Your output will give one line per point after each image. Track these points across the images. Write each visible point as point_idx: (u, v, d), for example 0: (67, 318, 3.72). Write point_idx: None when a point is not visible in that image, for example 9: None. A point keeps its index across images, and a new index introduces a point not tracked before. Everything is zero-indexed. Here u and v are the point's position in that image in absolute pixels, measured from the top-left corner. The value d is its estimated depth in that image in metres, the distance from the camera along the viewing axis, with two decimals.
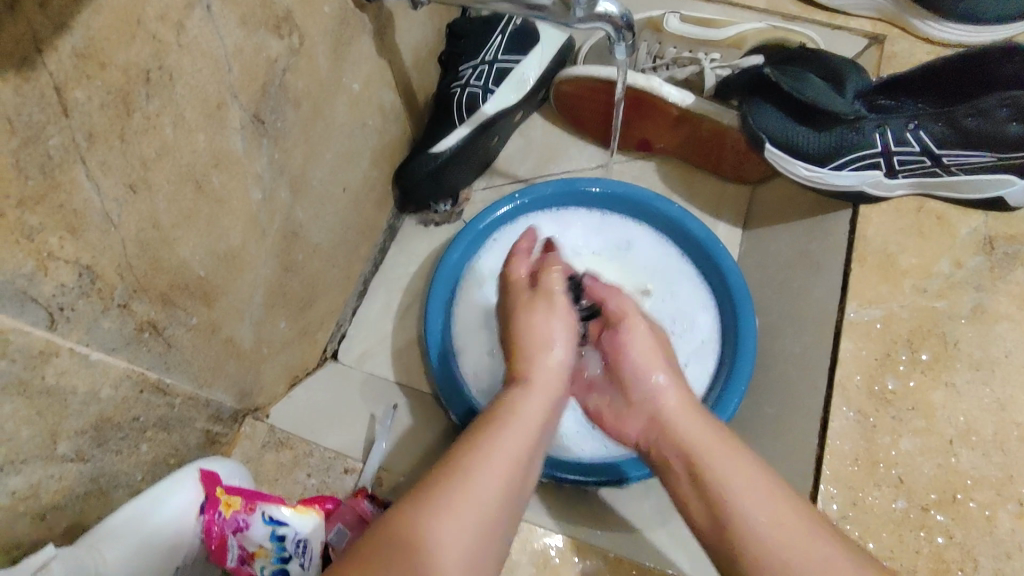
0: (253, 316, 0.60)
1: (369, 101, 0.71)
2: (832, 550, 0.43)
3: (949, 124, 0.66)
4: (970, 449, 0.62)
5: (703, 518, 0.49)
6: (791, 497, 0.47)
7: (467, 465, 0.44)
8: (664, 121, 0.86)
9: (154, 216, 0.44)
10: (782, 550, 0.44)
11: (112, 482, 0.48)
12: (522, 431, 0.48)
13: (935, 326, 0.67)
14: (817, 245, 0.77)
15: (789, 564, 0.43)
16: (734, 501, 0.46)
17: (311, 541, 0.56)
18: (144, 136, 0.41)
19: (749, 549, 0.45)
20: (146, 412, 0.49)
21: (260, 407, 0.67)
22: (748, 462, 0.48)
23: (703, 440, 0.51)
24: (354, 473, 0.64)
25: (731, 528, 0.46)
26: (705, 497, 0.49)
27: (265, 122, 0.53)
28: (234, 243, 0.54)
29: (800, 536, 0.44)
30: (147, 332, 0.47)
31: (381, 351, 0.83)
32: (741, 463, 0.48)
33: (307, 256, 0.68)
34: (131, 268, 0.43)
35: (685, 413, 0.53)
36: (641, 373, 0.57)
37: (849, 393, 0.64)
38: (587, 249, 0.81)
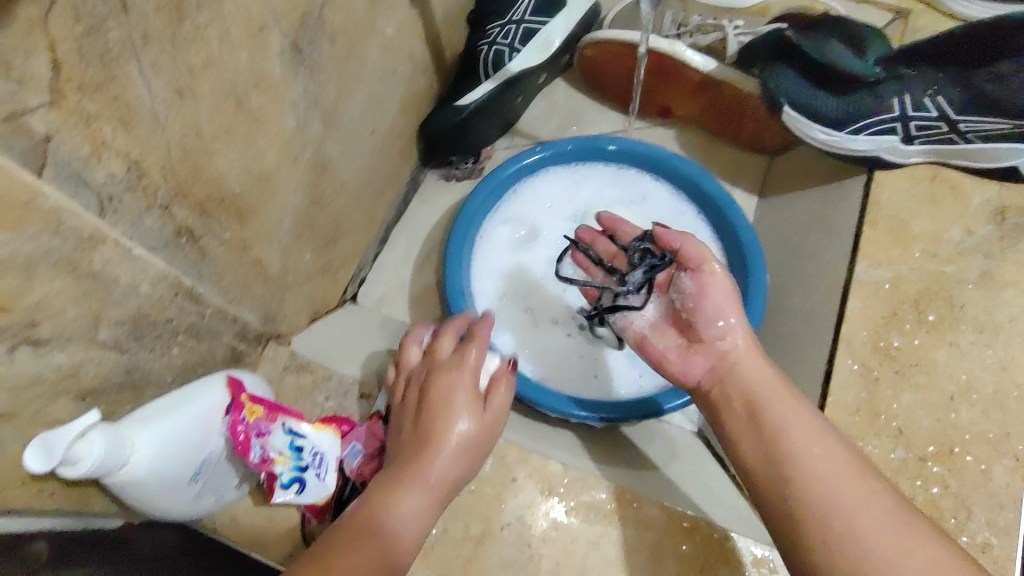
0: (281, 243, 0.63)
1: (401, 48, 0.73)
2: (880, 496, 0.45)
3: (967, 89, 0.69)
4: (970, 406, 0.63)
5: (758, 457, 0.50)
6: (839, 440, 0.49)
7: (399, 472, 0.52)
8: (685, 87, 0.88)
9: (197, 125, 0.47)
10: (839, 493, 0.45)
11: (145, 379, 0.51)
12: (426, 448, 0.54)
13: (942, 288, 0.68)
14: (830, 209, 0.78)
15: (844, 505, 0.45)
16: (793, 442, 0.49)
17: (326, 454, 0.60)
18: (192, 44, 0.43)
19: (801, 491, 0.47)
20: (179, 316, 0.52)
21: (283, 334, 0.70)
22: (806, 412, 0.51)
23: (770, 386, 0.53)
24: (369, 399, 0.67)
25: (790, 465, 0.48)
26: (765, 442, 0.51)
27: (302, 51, 0.56)
28: (267, 165, 0.56)
29: (853, 481, 0.46)
30: (184, 238, 0.50)
31: (399, 296, 0.86)
32: (803, 413, 0.51)
33: (334, 193, 0.71)
34: (173, 172, 0.46)
35: (753, 362, 0.55)
36: (712, 317, 0.58)
37: (855, 347, 0.66)
38: (602, 203, 0.83)
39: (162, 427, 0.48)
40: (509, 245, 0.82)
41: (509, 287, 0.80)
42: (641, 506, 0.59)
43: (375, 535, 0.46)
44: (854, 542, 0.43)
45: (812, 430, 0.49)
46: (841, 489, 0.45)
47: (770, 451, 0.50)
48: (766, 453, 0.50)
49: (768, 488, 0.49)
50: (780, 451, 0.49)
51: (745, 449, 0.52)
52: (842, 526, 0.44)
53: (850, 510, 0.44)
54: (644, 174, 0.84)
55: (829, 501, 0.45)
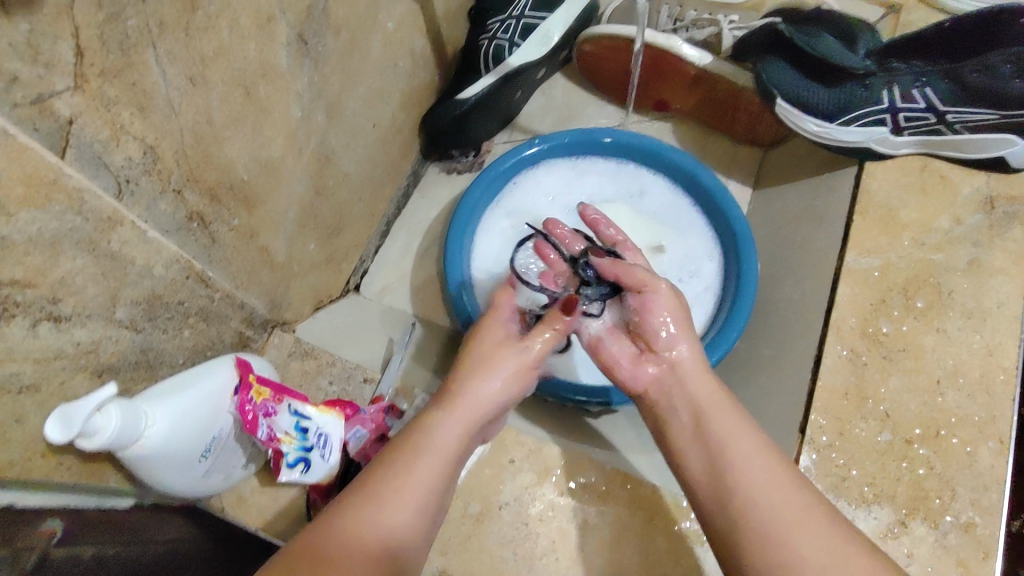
0: (287, 231, 0.65)
1: (401, 43, 0.75)
2: (808, 503, 0.47)
3: (956, 80, 0.69)
4: (956, 389, 0.65)
5: (699, 468, 0.52)
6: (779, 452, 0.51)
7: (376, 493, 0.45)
8: (680, 81, 0.89)
9: (208, 112, 0.48)
10: (769, 503, 0.47)
11: (157, 360, 0.53)
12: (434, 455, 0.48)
13: (930, 276, 0.70)
14: (822, 200, 0.80)
15: (773, 514, 0.46)
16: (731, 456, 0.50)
17: (330, 436, 0.61)
18: (205, 34, 0.45)
19: (734, 500, 0.48)
20: (189, 299, 0.54)
21: (288, 322, 0.72)
22: (746, 425, 0.52)
23: (709, 399, 0.54)
24: (371, 382, 0.70)
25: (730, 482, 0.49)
26: (705, 453, 0.52)
27: (308, 43, 0.57)
28: (274, 154, 0.58)
29: (784, 489, 0.47)
30: (196, 222, 0.51)
31: (401, 286, 0.88)
32: (738, 425, 0.52)
33: (337, 184, 0.73)
34: (186, 157, 0.48)
35: (699, 376, 0.56)
36: (657, 329, 0.58)
37: (844, 333, 0.68)
38: (600, 196, 0.85)
39: (174, 404, 0.50)
40: (506, 236, 0.83)
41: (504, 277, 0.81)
42: (634, 488, 0.61)
43: (369, 542, 0.42)
44: (790, 556, 0.44)
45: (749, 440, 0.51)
46: (776, 502, 0.47)
47: (711, 465, 0.51)
48: (709, 467, 0.51)
49: (711, 502, 0.50)
50: (722, 468, 0.50)
51: (689, 461, 0.53)
52: (775, 538, 0.45)
53: (784, 525, 0.45)
54: (642, 166, 0.86)
55: (765, 514, 0.46)
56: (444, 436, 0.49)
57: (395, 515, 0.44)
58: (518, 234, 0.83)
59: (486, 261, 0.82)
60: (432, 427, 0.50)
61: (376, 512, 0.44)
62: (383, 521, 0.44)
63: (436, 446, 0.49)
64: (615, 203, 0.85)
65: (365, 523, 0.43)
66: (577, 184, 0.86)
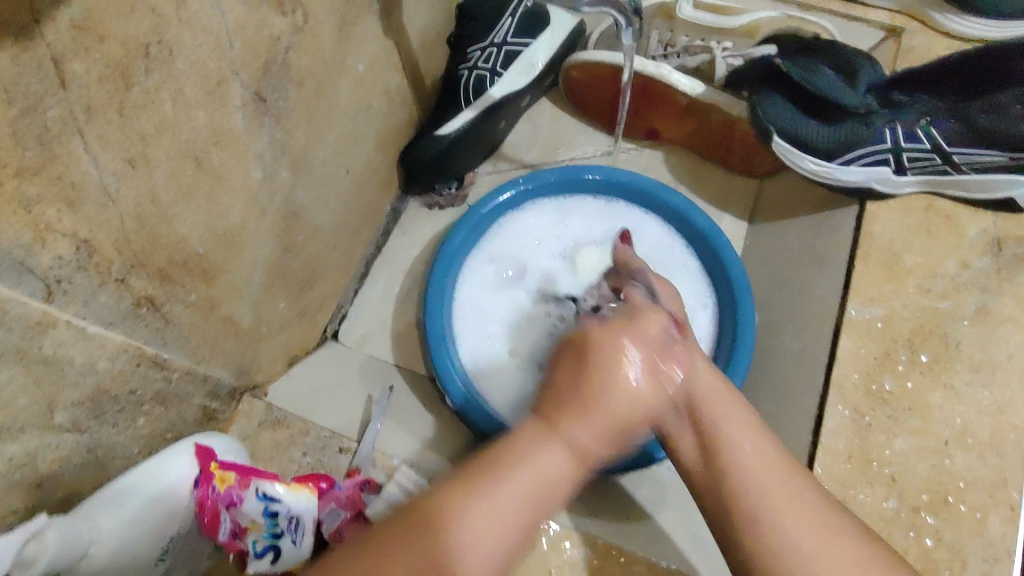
0: (252, 295, 0.61)
1: (374, 83, 0.72)
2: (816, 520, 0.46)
3: (964, 121, 0.66)
4: (965, 450, 0.61)
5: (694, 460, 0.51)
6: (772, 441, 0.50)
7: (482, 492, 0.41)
8: (672, 111, 0.86)
9: (153, 192, 0.44)
10: (776, 515, 0.46)
11: (108, 454, 0.49)
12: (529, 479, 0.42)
13: (936, 326, 0.66)
14: (821, 241, 0.76)
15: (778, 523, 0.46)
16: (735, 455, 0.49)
17: (303, 516, 0.57)
18: (144, 109, 0.40)
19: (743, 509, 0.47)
20: (143, 386, 0.50)
21: (259, 385, 0.68)
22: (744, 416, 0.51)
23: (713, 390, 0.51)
24: (348, 452, 0.66)
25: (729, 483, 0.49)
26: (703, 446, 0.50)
27: (266, 100, 0.53)
28: (233, 221, 0.54)
29: (788, 497, 0.47)
30: (145, 307, 0.47)
31: (381, 334, 0.85)
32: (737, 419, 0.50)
33: (307, 237, 0.69)
34: (129, 243, 0.43)
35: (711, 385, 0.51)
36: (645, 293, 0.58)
37: (846, 391, 0.64)
38: (589, 237, 0.84)
39: (125, 507, 0.46)
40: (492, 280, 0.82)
41: (488, 322, 0.80)
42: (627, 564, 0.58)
43: (428, 570, 0.39)
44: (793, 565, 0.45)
45: (761, 444, 0.49)
46: (790, 512, 0.46)
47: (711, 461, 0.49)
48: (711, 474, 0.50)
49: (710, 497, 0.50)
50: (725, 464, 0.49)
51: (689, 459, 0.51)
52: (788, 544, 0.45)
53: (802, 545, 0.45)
54: (631, 205, 0.85)
55: (775, 522, 0.46)
56: (549, 466, 0.42)
57: (465, 522, 0.40)
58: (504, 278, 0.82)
59: (473, 309, 0.80)
60: (534, 451, 0.43)
61: (441, 521, 0.40)
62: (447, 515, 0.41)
63: (522, 489, 0.42)
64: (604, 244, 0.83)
65: (422, 550, 0.40)
66: (564, 224, 0.84)
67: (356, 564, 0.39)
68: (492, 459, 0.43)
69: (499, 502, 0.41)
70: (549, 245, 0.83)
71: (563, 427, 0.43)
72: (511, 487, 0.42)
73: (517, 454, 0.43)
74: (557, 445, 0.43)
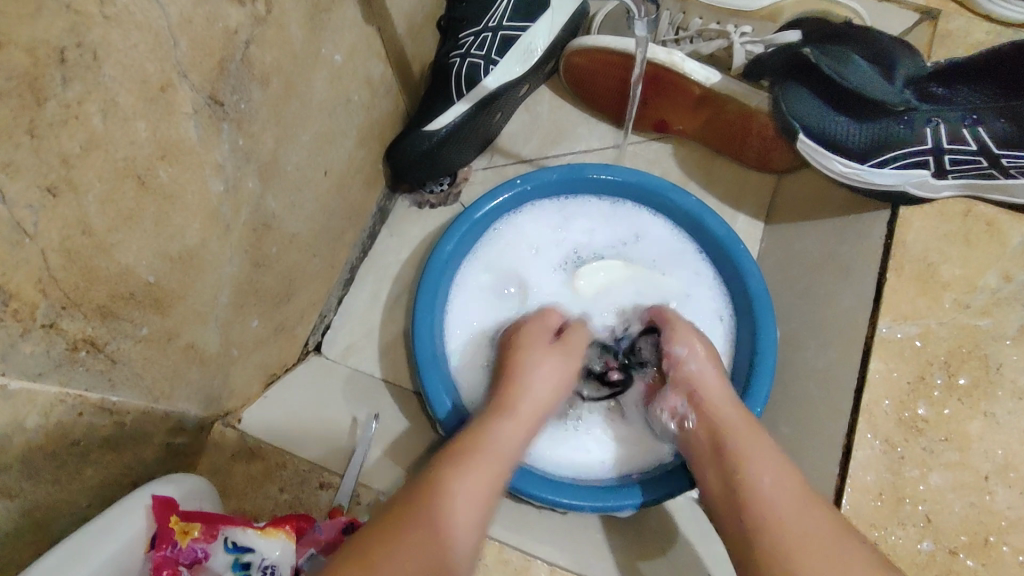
0: (219, 319, 0.55)
1: (354, 74, 0.64)
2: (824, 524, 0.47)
3: (1014, 119, 0.60)
4: (1007, 486, 0.56)
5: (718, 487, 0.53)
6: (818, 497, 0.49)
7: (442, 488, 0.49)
8: (684, 102, 0.78)
9: (84, 221, 0.37)
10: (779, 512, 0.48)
11: (50, 514, 0.43)
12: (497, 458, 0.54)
13: (975, 347, 0.59)
14: (847, 247, 0.70)
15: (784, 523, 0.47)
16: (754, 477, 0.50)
17: (280, 566, 0.51)
18: (64, 126, 0.33)
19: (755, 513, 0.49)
20: (88, 435, 0.44)
21: (230, 412, 0.61)
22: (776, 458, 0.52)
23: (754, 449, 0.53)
24: (330, 488, 0.60)
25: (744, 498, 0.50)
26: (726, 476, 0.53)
27: (224, 104, 0.46)
28: (191, 242, 0.47)
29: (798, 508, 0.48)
30: (84, 350, 0.41)
31: (368, 345, 0.79)
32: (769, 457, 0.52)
33: (282, 248, 0.62)
34: (56, 282, 0.36)
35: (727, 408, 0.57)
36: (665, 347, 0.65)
37: (876, 420, 0.58)
38: (593, 242, 0.78)
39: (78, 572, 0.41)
40: (488, 292, 0.76)
41: (483, 338, 0.74)
42: None
43: (418, 531, 0.46)
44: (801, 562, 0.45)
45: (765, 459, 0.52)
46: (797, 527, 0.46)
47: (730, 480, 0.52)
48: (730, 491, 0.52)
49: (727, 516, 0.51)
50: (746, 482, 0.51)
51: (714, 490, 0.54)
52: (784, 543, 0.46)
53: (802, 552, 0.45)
54: (639, 207, 0.79)
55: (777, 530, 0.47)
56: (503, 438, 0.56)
57: (452, 488, 0.49)
58: (502, 291, 0.76)
59: (469, 323, 0.75)
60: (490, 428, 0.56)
61: (438, 489, 0.49)
62: (436, 489, 0.49)
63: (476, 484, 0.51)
64: (608, 251, 0.78)
65: (422, 518, 0.47)
66: (565, 229, 0.78)
67: (373, 538, 0.45)
68: (468, 440, 0.54)
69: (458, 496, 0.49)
70: (549, 252, 0.78)
71: (522, 415, 0.59)
72: (461, 489, 0.50)
73: (482, 433, 0.56)
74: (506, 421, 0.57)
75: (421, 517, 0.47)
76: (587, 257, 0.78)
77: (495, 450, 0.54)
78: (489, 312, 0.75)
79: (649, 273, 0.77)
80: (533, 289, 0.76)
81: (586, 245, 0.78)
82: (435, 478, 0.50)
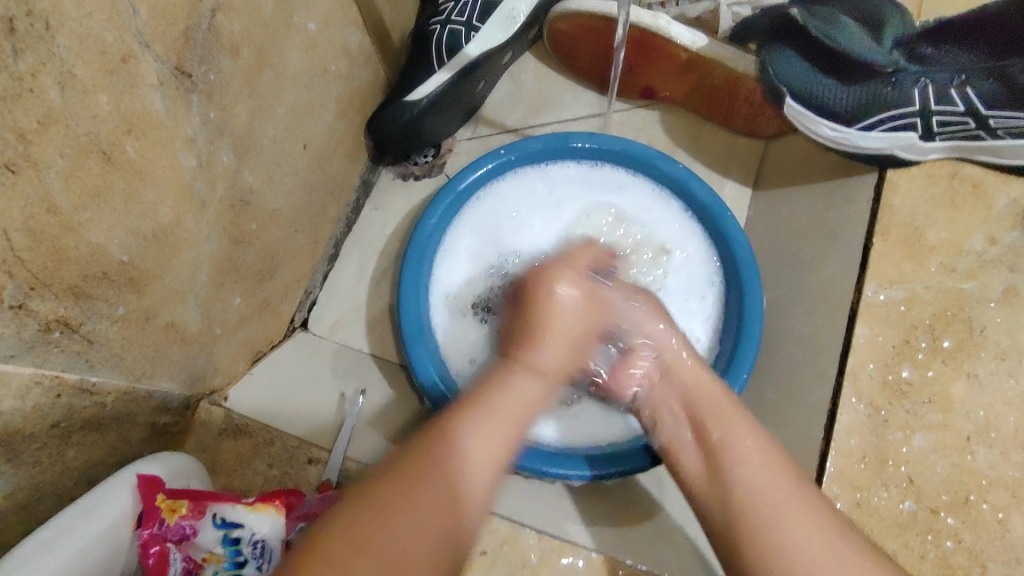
0: (199, 297, 0.54)
1: (330, 43, 0.63)
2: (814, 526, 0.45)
3: (1003, 79, 0.58)
4: (988, 446, 0.56)
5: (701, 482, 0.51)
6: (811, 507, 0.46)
7: (437, 447, 0.45)
8: (670, 68, 0.77)
9: (49, 199, 0.36)
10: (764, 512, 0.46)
11: (34, 495, 0.43)
12: (504, 422, 0.48)
13: (960, 310, 0.59)
14: (834, 213, 0.69)
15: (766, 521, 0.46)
16: (740, 475, 0.48)
17: (269, 541, 0.51)
18: (18, 100, 0.32)
19: (755, 518, 0.46)
20: (68, 416, 0.44)
21: (217, 390, 0.61)
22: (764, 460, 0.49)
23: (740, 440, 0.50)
24: (318, 463, 0.60)
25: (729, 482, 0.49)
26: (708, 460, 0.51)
27: (192, 75, 0.45)
28: (165, 220, 0.46)
29: (791, 508, 0.46)
30: (58, 331, 0.40)
31: (355, 320, 0.79)
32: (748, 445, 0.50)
33: (263, 224, 0.61)
34: (23, 262, 0.36)
35: (694, 374, 0.55)
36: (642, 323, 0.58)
37: (861, 383, 0.58)
38: (577, 205, 0.77)
39: (67, 550, 0.40)
40: (471, 261, 0.75)
41: (467, 308, 0.74)
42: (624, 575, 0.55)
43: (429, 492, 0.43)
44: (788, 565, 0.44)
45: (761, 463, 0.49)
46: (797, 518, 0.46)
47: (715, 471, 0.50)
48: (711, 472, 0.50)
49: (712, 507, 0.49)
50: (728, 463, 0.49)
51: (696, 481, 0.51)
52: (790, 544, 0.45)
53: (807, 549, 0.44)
54: (620, 170, 0.78)
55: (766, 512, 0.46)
56: (520, 391, 0.50)
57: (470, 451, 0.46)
58: (484, 259, 0.75)
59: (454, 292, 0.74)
60: (507, 382, 0.51)
61: (450, 448, 0.45)
62: (450, 431, 0.46)
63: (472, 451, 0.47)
64: (592, 211, 0.77)
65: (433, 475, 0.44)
66: (548, 194, 0.78)
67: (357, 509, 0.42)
68: (473, 392, 0.50)
69: (474, 450, 0.46)
70: (531, 218, 0.77)
71: (548, 373, 0.53)
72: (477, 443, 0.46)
73: (498, 385, 0.50)
74: (530, 375, 0.52)
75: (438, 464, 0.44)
76: (572, 221, 0.77)
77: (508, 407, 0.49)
78: (471, 281, 0.75)
79: (634, 231, 0.76)
80: (515, 255, 0.76)
81: (570, 209, 0.77)
82: (435, 451, 0.45)
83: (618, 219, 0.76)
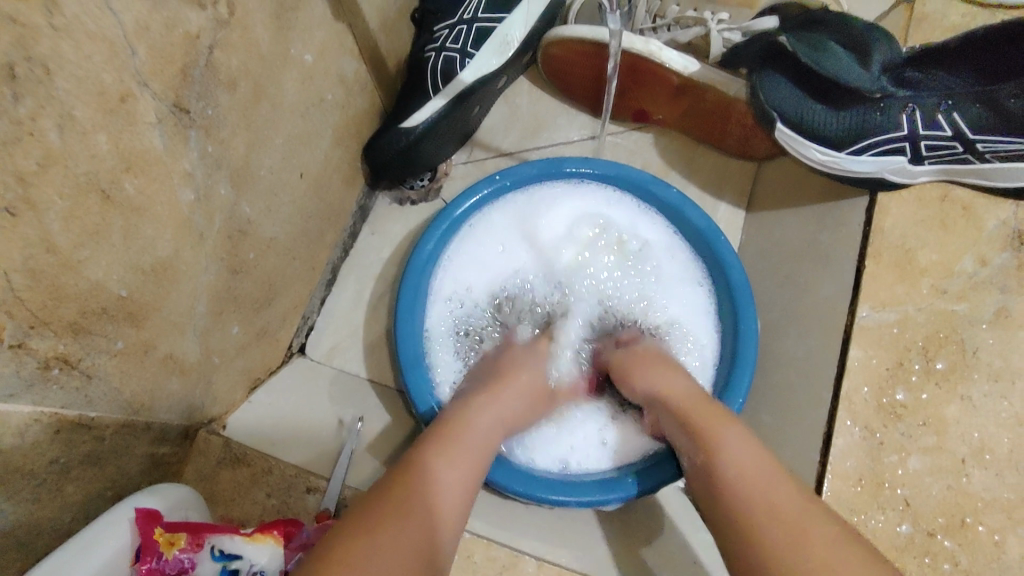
0: (197, 328, 0.54)
1: (327, 73, 0.64)
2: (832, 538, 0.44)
3: (990, 106, 0.59)
4: (983, 468, 0.56)
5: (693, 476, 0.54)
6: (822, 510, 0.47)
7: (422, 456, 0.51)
8: (662, 92, 0.78)
9: (48, 239, 0.36)
10: (757, 494, 0.48)
11: (32, 532, 0.42)
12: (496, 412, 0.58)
13: (952, 332, 0.60)
14: (827, 235, 0.70)
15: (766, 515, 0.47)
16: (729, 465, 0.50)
17: (269, 571, 0.51)
18: (18, 144, 0.33)
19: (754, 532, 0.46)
20: (66, 452, 0.44)
21: (215, 419, 0.62)
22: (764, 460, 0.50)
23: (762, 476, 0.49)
24: (317, 491, 0.60)
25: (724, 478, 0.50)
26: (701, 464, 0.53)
27: (190, 111, 0.45)
28: (163, 253, 0.46)
29: (778, 494, 0.48)
30: (57, 368, 0.40)
31: (352, 345, 0.79)
32: (739, 440, 0.52)
33: (260, 253, 0.62)
34: (23, 302, 0.36)
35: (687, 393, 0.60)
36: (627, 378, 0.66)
37: (856, 407, 0.59)
38: (556, 223, 0.78)
39: None
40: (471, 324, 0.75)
41: (451, 335, 0.75)
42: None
43: (409, 504, 0.46)
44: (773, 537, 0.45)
45: (753, 457, 0.51)
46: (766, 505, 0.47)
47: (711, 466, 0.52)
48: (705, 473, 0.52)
49: (711, 507, 0.50)
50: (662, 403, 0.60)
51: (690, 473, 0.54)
52: (768, 530, 0.46)
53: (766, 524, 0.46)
54: (603, 188, 0.79)
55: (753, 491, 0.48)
56: (482, 427, 0.56)
57: (438, 472, 0.49)
58: (469, 292, 0.76)
59: (443, 332, 0.75)
60: (489, 400, 0.59)
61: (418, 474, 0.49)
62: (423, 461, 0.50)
63: (490, 419, 0.57)
64: (570, 226, 0.78)
65: (405, 521, 0.45)
66: (531, 212, 0.78)
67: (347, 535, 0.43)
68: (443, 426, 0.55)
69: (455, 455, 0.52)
70: (522, 274, 0.77)
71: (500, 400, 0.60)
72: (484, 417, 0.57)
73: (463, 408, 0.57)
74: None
75: (419, 504, 0.47)
76: (557, 237, 0.78)
77: (473, 441, 0.54)
78: (464, 342, 0.75)
79: (615, 239, 0.78)
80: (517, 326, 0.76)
81: (557, 248, 0.78)
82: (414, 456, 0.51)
83: (597, 231, 0.78)
